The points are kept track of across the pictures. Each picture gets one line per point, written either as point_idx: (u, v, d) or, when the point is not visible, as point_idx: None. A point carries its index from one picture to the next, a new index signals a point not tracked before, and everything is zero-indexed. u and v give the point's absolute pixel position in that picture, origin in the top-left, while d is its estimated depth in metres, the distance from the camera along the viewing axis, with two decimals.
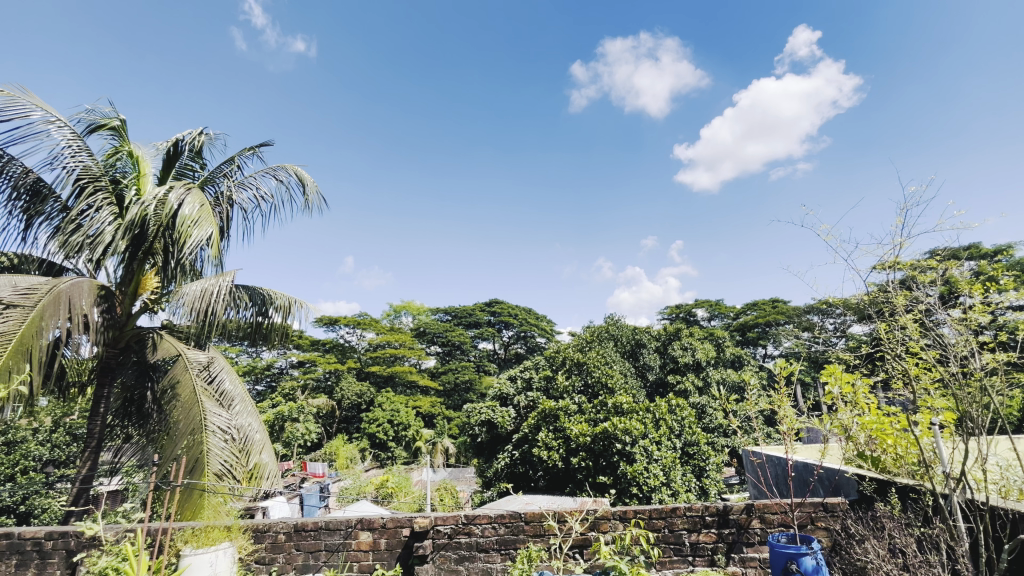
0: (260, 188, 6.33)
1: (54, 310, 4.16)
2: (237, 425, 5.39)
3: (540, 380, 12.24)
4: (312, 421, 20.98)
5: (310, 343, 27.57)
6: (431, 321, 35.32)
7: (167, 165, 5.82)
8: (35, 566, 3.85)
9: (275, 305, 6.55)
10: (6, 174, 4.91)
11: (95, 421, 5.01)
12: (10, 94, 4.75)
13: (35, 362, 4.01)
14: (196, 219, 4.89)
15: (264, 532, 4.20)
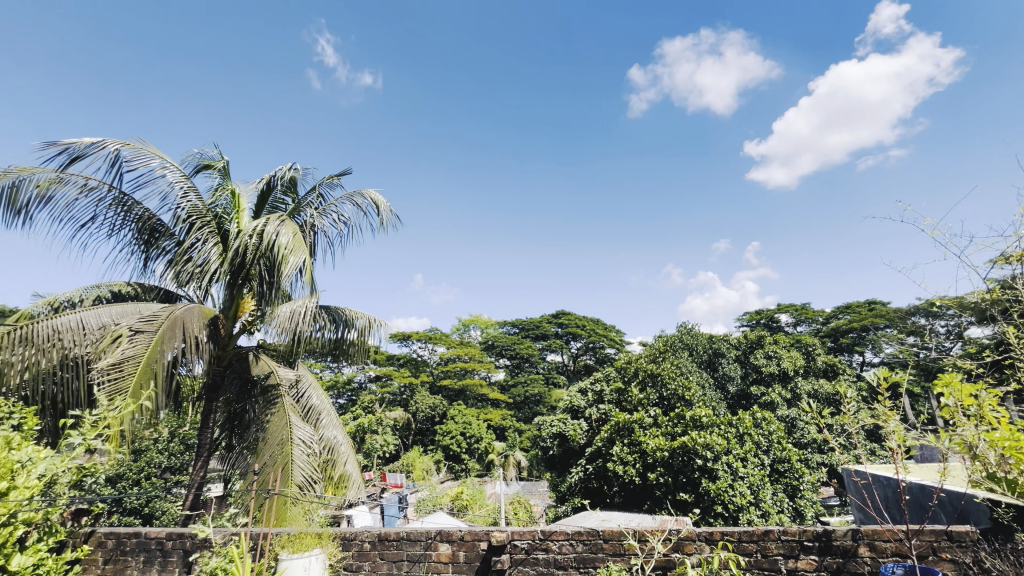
0: (339, 214, 6.78)
1: (173, 334, 4.70)
2: (322, 437, 5.73)
3: (612, 392, 11.91)
4: (389, 433, 21.85)
5: (386, 358, 28.87)
6: (499, 335, 35.74)
7: (262, 200, 6.42)
8: (158, 564, 4.29)
9: (355, 324, 6.95)
10: (132, 216, 5.65)
11: (206, 433, 5.57)
12: (136, 147, 5.50)
13: (158, 381, 4.53)
14: (291, 247, 5.34)
15: (351, 540, 4.40)
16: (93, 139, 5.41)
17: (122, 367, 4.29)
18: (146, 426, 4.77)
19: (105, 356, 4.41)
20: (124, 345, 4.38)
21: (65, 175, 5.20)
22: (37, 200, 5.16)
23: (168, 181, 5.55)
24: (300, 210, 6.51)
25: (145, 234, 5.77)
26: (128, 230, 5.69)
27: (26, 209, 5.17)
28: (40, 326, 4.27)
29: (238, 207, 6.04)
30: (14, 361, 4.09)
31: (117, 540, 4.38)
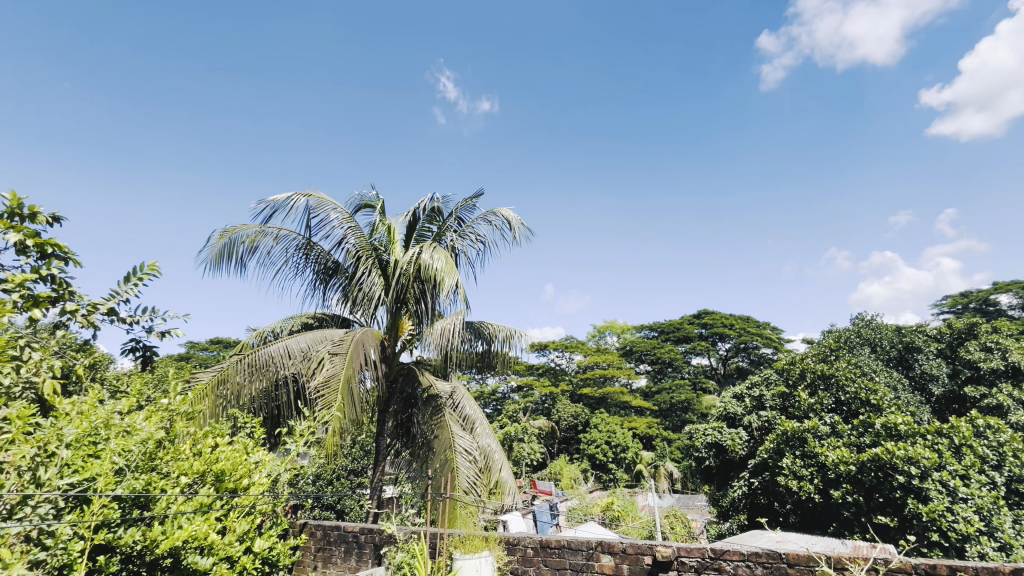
0: (476, 234, 7.26)
1: (358, 355, 5.42)
2: (479, 446, 6.10)
3: (774, 397, 10.68)
4: (535, 441, 22.38)
5: (526, 368, 29.82)
6: (637, 339, 34.52)
7: (411, 230, 7.17)
8: (355, 555, 4.95)
9: (498, 337, 7.31)
10: (314, 255, 6.72)
11: (381, 440, 6.33)
12: (318, 197, 6.58)
13: (352, 397, 5.21)
14: (442, 270, 5.87)
15: (515, 545, 4.57)
16: (283, 196, 6.60)
17: (328, 385, 5.05)
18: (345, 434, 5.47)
19: (316, 375, 5.29)
20: (329, 365, 5.18)
21: (266, 229, 6.42)
22: (248, 251, 6.45)
23: (338, 224, 6.50)
24: (442, 235, 7.12)
25: (324, 271, 6.83)
26: (312, 268, 6.79)
27: (242, 259, 6.51)
28: (260, 352, 5.25)
29: (392, 239, 6.81)
30: (245, 382, 5.09)
31: (323, 531, 5.17)
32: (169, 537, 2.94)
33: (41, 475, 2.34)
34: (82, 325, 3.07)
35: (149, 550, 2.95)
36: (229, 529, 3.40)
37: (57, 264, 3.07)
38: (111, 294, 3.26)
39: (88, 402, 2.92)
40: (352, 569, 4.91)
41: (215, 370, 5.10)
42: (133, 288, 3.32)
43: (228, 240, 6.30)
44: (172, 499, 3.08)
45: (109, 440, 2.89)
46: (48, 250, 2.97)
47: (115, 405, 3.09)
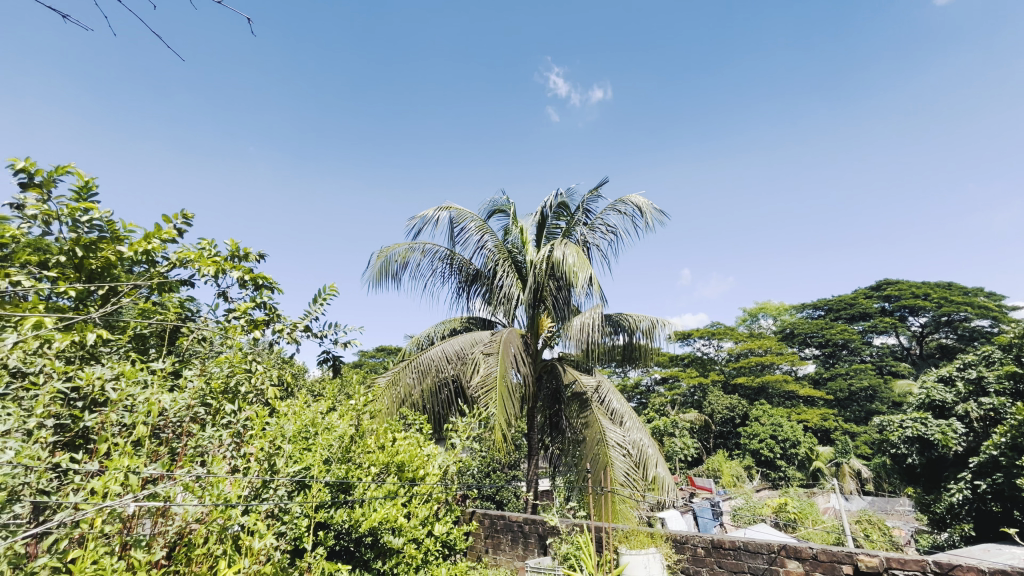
0: (607, 224, 7.12)
1: (507, 355, 5.68)
2: (632, 440, 5.96)
3: (1000, 380, 8.59)
4: (688, 436, 21.12)
5: (670, 360, 28.32)
6: (799, 321, 30.57)
7: (541, 228, 7.32)
8: (522, 544, 5.22)
9: (640, 328, 7.05)
10: (457, 264, 7.25)
11: (532, 435, 6.57)
12: (458, 209, 7.09)
13: (509, 395, 5.46)
14: (576, 265, 5.88)
15: (684, 543, 4.37)
16: (426, 214, 7.27)
17: (487, 385, 5.37)
18: (513, 430, 5.77)
19: (474, 375, 5.69)
20: (485, 365, 5.54)
21: (414, 245, 7.12)
22: (401, 266, 7.20)
23: (473, 232, 6.90)
24: (573, 230, 7.14)
25: (466, 278, 7.32)
26: (456, 277, 7.33)
27: (397, 274, 7.30)
28: (422, 356, 5.84)
29: (524, 240, 7.03)
30: (413, 383, 5.70)
31: (490, 519, 5.51)
32: (367, 517, 3.43)
33: (275, 463, 2.85)
34: (289, 340, 3.77)
35: (355, 528, 3.49)
36: (413, 515, 3.82)
37: (266, 292, 3.79)
38: (305, 314, 3.91)
39: (300, 404, 3.53)
40: (520, 557, 5.19)
41: (389, 374, 5.79)
42: (321, 307, 3.94)
43: (385, 258, 7.14)
44: (366, 486, 3.56)
45: (317, 435, 3.47)
46: (259, 282, 3.70)
47: (317, 406, 3.69)
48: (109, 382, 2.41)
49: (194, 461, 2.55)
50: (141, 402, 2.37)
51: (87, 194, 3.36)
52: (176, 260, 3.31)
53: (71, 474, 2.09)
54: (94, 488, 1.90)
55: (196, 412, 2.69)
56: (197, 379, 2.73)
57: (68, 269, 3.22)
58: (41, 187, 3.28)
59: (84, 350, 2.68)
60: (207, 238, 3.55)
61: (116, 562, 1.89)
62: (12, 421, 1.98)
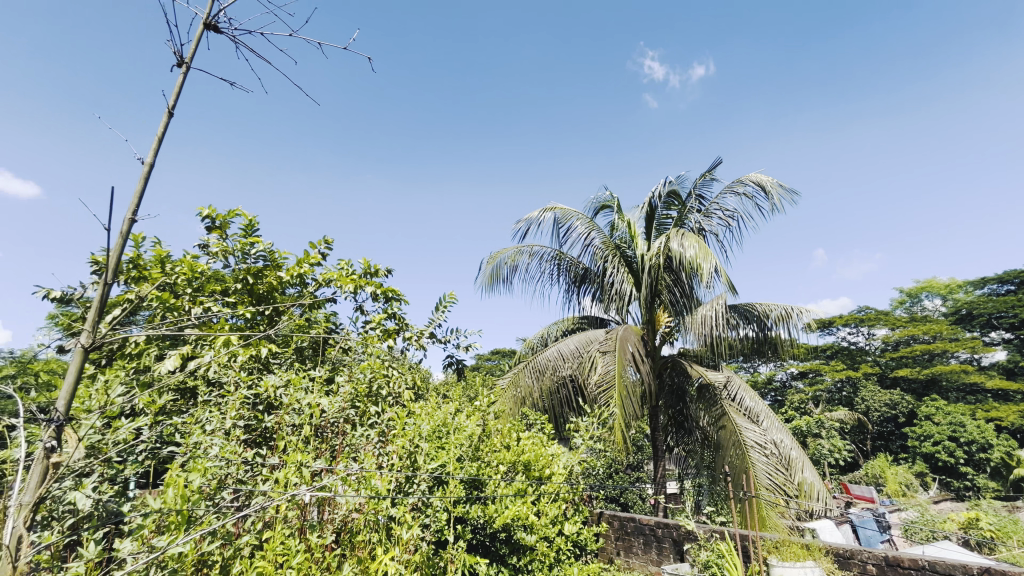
0: (725, 209, 6.61)
1: (626, 352, 5.52)
2: (773, 441, 5.45)
3: None
4: (838, 438, 18.55)
5: (808, 352, 25.22)
6: (979, 299, 25.35)
7: (649, 220, 7.04)
8: (656, 548, 5.05)
9: (772, 318, 6.42)
10: (565, 264, 7.26)
11: (657, 435, 6.31)
12: (562, 209, 7.11)
13: (630, 393, 5.31)
14: (698, 255, 5.55)
15: (848, 559, 3.94)
16: (532, 217, 7.40)
17: (609, 384, 5.29)
18: (636, 429, 5.60)
19: (592, 375, 5.65)
20: (602, 364, 5.46)
21: (522, 248, 7.28)
22: (510, 270, 7.40)
23: (579, 230, 6.86)
24: (685, 218, 6.75)
25: (575, 277, 7.29)
26: (564, 277, 7.33)
27: (507, 278, 7.52)
28: (539, 356, 5.95)
29: (633, 234, 6.81)
30: (532, 384, 5.80)
31: (620, 522, 5.39)
32: (500, 514, 3.58)
33: (417, 459, 3.06)
34: (417, 347, 4.08)
35: (489, 523, 3.67)
36: (543, 513, 3.88)
37: (395, 303, 4.15)
38: (430, 322, 4.21)
39: (432, 406, 3.79)
40: (655, 562, 5.02)
41: (509, 376, 5.99)
42: (443, 314, 4.20)
43: (495, 263, 7.41)
44: (497, 483, 3.70)
45: (450, 434, 3.64)
46: (389, 295, 4.07)
47: (447, 407, 3.89)
48: (279, 388, 2.81)
49: (350, 456, 2.89)
50: (306, 405, 2.75)
51: (252, 231, 3.99)
52: (322, 280, 3.78)
53: (259, 466, 2.48)
54: (277, 478, 2.25)
55: (348, 413, 3.04)
56: (347, 384, 3.08)
57: (243, 294, 3.86)
58: (220, 229, 3.98)
59: (260, 362, 3.18)
60: (344, 258, 3.99)
61: (298, 542, 2.19)
62: (216, 422, 2.43)
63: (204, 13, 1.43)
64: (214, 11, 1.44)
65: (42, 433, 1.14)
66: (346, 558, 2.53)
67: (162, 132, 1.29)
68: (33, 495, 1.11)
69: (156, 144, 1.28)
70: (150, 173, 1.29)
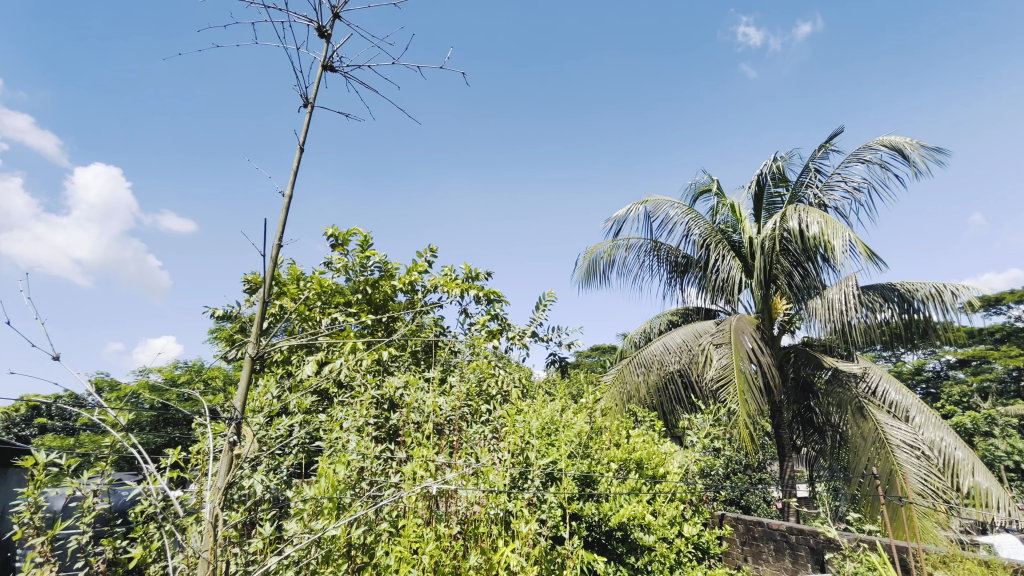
0: (849, 180, 5.89)
1: (741, 344, 5.15)
2: (927, 439, 4.75)
3: None
4: (1017, 437, 15.46)
5: (970, 336, 21.37)
6: None
7: (758, 201, 6.49)
8: (790, 556, 4.67)
9: (920, 299, 5.58)
10: (664, 255, 6.96)
11: (781, 432, 5.82)
12: (656, 199, 6.83)
13: (750, 387, 4.93)
14: (827, 231, 5.03)
15: None
16: (625, 209, 7.20)
17: (726, 377, 4.98)
18: (757, 426, 5.20)
19: (706, 369, 5.36)
20: (715, 357, 5.17)
21: (618, 242, 7.11)
22: (607, 265, 7.26)
23: (678, 218, 6.53)
24: (800, 194, 6.13)
25: (676, 267, 6.95)
26: (665, 268, 7.03)
27: (605, 274, 7.38)
28: (644, 351, 5.79)
29: (740, 217, 6.33)
30: (639, 379, 5.66)
31: (745, 525, 5.03)
32: (615, 512, 3.54)
33: (529, 455, 3.12)
34: (521, 346, 4.18)
35: (605, 521, 3.65)
36: (660, 513, 3.77)
37: (497, 305, 4.29)
38: (532, 321, 4.28)
39: (540, 403, 3.85)
40: (790, 570, 4.63)
41: (614, 372, 5.91)
42: (544, 313, 4.25)
43: (591, 259, 7.33)
44: (609, 481, 3.67)
45: (560, 431, 3.66)
46: (491, 297, 4.22)
47: (554, 405, 3.92)
48: (400, 388, 3.06)
49: (467, 451, 3.06)
50: (425, 404, 2.95)
51: (367, 246, 4.37)
52: (430, 286, 4.03)
53: (390, 460, 2.71)
54: (407, 472, 2.45)
55: (463, 411, 3.21)
56: (460, 384, 3.26)
57: (364, 304, 4.26)
58: (341, 246, 4.42)
59: (382, 364, 3.49)
60: (448, 265, 4.22)
61: (429, 532, 2.36)
62: (351, 419, 2.72)
63: (323, 57, 1.61)
64: (330, 53, 1.62)
65: (226, 430, 1.37)
66: (470, 548, 2.66)
67: (296, 167, 1.50)
68: (223, 481, 1.34)
69: (292, 178, 1.48)
70: (289, 204, 1.50)
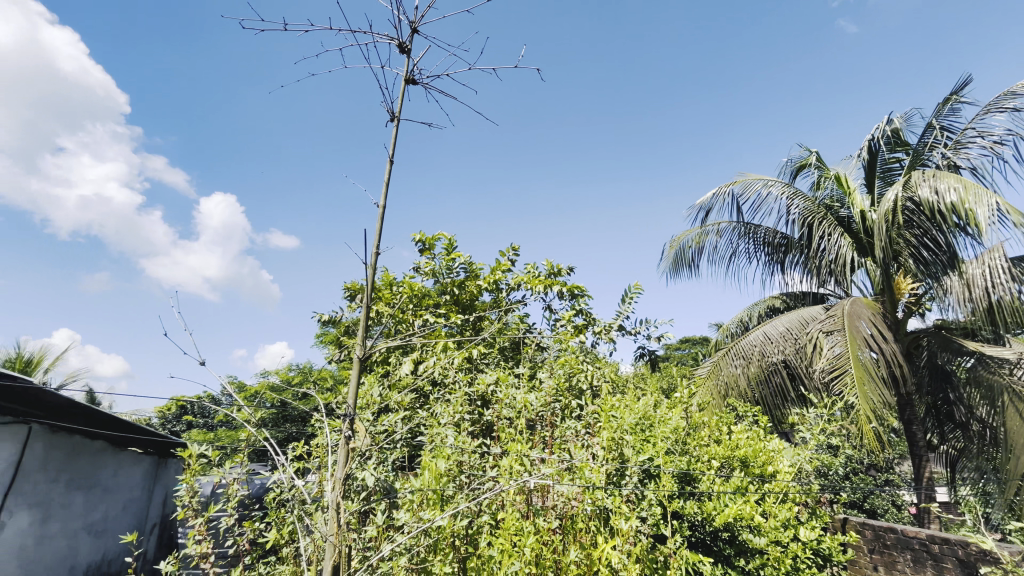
0: (987, 135, 5.06)
1: (859, 330, 4.63)
2: None
3: None
4: None
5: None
6: None
7: (870, 170, 5.80)
8: (933, 568, 4.13)
9: None
10: (760, 238, 6.46)
11: (912, 429, 5.16)
12: (747, 178, 6.35)
13: (872, 378, 4.41)
14: (967, 197, 4.39)
15: None
16: (712, 193, 6.77)
17: (842, 367, 4.50)
18: (881, 421, 4.65)
19: (815, 359, 4.91)
20: (827, 345, 4.70)
21: (706, 228, 6.72)
22: (696, 253, 6.89)
23: (775, 197, 6.01)
24: (924, 158, 5.39)
25: (775, 250, 6.41)
26: (761, 252, 6.52)
27: (694, 262, 7.01)
28: (743, 342, 5.45)
29: (848, 189, 5.70)
30: (737, 372, 5.33)
31: (874, 532, 4.53)
32: (720, 512, 3.36)
33: (625, 452, 3.05)
34: (608, 340, 4.11)
35: (709, 521, 3.49)
36: (771, 514, 3.50)
37: (581, 299, 4.25)
38: (618, 314, 4.19)
39: (632, 399, 3.74)
40: None
41: (709, 366, 5.62)
42: (630, 305, 4.14)
43: (678, 247, 7.00)
44: (712, 479, 3.49)
45: (655, 427, 3.54)
46: (575, 292, 4.19)
47: (647, 400, 3.81)
48: (492, 384, 3.15)
49: (562, 447, 3.06)
50: (517, 400, 3.00)
51: (452, 249, 4.55)
52: (514, 284, 4.10)
53: (486, 454, 2.79)
54: (504, 466, 2.51)
55: (553, 407, 3.23)
56: (549, 380, 3.28)
57: (452, 305, 4.43)
58: (428, 251, 4.63)
59: (472, 362, 3.61)
60: (529, 262, 4.25)
61: (528, 526, 2.39)
62: (448, 415, 2.84)
63: (404, 71, 1.71)
64: (411, 67, 1.71)
65: (342, 425, 1.50)
66: (570, 544, 2.66)
67: (387, 178, 1.60)
68: (342, 471, 1.47)
69: (384, 189, 1.59)
70: (383, 214, 1.62)
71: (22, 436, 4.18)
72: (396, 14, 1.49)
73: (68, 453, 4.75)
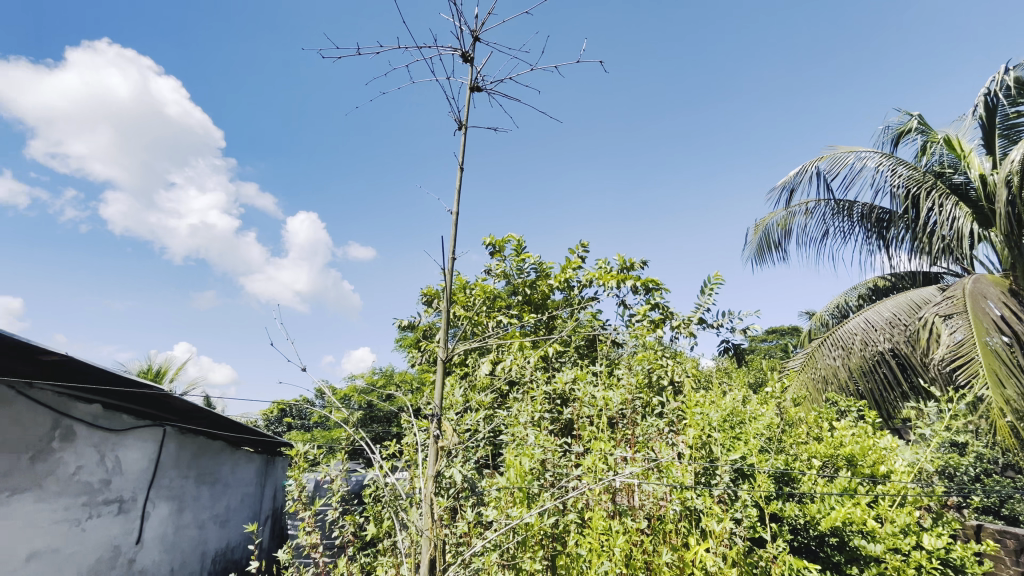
0: None
1: (985, 312, 4.07)
2: None
3: None
4: None
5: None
6: None
7: (990, 129, 5.08)
8: None
9: None
10: (857, 215, 5.88)
11: None
12: (837, 152, 5.81)
13: (1006, 366, 3.85)
14: None
15: None
16: (797, 171, 6.27)
17: (966, 355, 3.97)
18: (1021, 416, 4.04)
19: (928, 348, 4.46)
20: (945, 331, 4.17)
21: (793, 209, 6.24)
22: (783, 236, 6.42)
23: (871, 169, 5.45)
24: None
25: (875, 228, 5.81)
26: (860, 231, 5.94)
27: (781, 246, 6.53)
28: (840, 332, 5.16)
29: (963, 153, 5.03)
30: (836, 364, 4.93)
31: (1018, 540, 3.95)
32: (825, 516, 3.13)
33: (714, 450, 2.91)
34: (688, 334, 3.94)
35: (813, 524, 3.27)
36: (887, 519, 3.12)
37: (657, 293, 4.12)
38: (698, 306, 4.01)
39: (719, 395, 3.56)
40: None
41: (802, 357, 5.31)
42: (711, 297, 3.94)
43: (762, 232, 6.58)
44: (813, 480, 3.24)
45: (746, 424, 3.35)
46: (650, 286, 4.07)
47: (735, 396, 3.61)
48: (569, 383, 3.13)
49: (646, 445, 2.99)
50: (596, 398, 2.96)
51: (522, 250, 4.59)
52: (585, 281, 4.05)
53: (568, 452, 2.79)
54: (588, 464, 2.50)
55: (634, 404, 3.15)
56: (629, 377, 3.21)
57: (526, 305, 4.48)
58: (499, 253, 4.71)
59: (549, 361, 3.62)
60: (601, 258, 4.18)
61: (616, 526, 2.36)
62: (528, 414, 2.88)
63: (469, 80, 1.75)
64: (475, 75, 1.75)
65: (431, 424, 1.57)
66: (660, 545, 2.60)
67: (459, 185, 1.66)
68: (433, 469, 1.54)
69: (456, 195, 1.64)
70: (457, 220, 1.67)
71: (159, 437, 4.79)
72: (459, 24, 1.53)
73: (195, 452, 5.38)
